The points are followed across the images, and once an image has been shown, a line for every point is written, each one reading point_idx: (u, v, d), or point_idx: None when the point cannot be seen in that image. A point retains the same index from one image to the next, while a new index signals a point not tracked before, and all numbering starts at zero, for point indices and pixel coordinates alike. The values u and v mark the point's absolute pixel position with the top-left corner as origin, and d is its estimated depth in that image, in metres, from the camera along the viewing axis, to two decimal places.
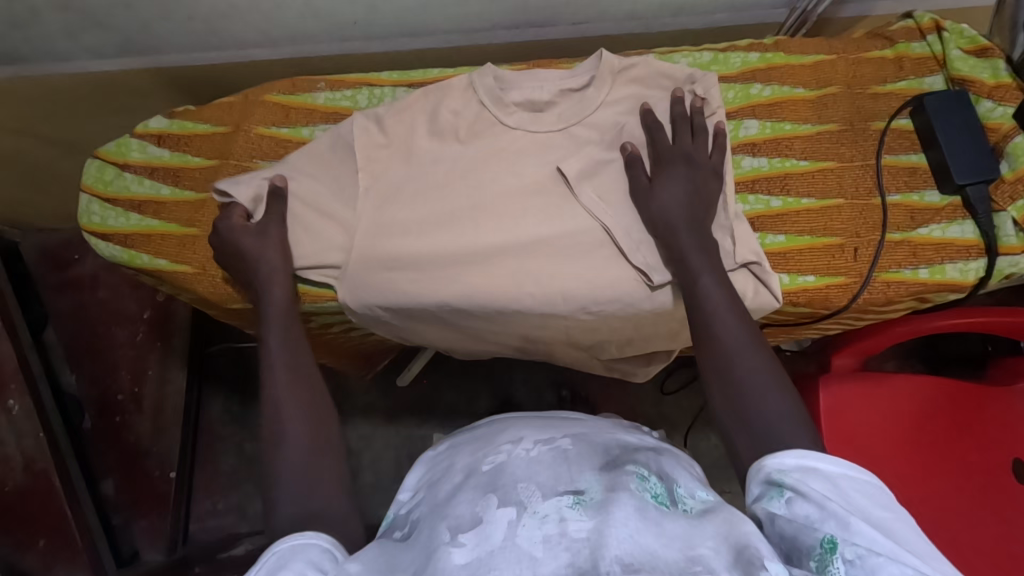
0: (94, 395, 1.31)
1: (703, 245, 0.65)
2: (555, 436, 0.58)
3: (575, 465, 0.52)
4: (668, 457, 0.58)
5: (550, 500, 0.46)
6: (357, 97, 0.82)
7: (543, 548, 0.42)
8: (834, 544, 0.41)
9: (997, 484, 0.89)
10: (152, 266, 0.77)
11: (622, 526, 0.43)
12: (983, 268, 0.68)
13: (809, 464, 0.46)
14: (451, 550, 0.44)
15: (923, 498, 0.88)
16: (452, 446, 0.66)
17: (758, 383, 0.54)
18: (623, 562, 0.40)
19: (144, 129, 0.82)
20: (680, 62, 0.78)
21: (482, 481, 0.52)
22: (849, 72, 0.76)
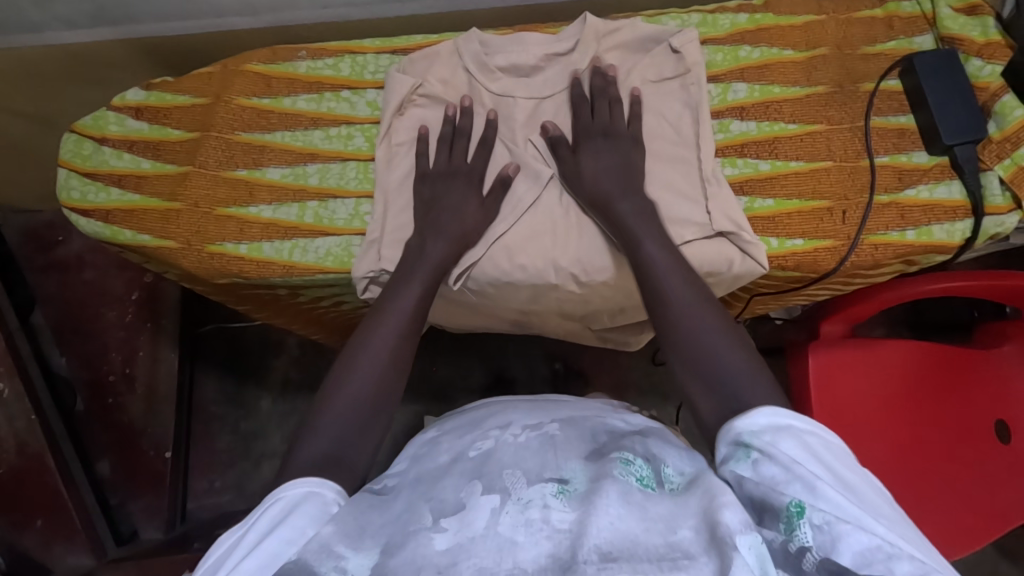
0: (85, 376, 1.30)
1: (642, 211, 0.66)
2: (544, 421, 0.59)
3: (559, 454, 0.52)
4: (655, 438, 0.56)
5: (534, 487, 0.47)
6: (339, 65, 0.79)
7: (524, 533, 0.43)
8: (801, 508, 0.41)
9: (976, 444, 0.91)
10: (135, 242, 0.75)
11: (604, 514, 0.43)
12: (970, 229, 0.68)
13: (779, 427, 0.46)
14: (433, 536, 0.44)
15: (903, 459, 0.91)
16: (439, 428, 0.66)
17: (711, 350, 0.55)
18: (602, 550, 0.41)
19: (122, 102, 0.80)
20: (668, 25, 0.76)
21: (467, 467, 0.52)
22: (840, 33, 0.75)
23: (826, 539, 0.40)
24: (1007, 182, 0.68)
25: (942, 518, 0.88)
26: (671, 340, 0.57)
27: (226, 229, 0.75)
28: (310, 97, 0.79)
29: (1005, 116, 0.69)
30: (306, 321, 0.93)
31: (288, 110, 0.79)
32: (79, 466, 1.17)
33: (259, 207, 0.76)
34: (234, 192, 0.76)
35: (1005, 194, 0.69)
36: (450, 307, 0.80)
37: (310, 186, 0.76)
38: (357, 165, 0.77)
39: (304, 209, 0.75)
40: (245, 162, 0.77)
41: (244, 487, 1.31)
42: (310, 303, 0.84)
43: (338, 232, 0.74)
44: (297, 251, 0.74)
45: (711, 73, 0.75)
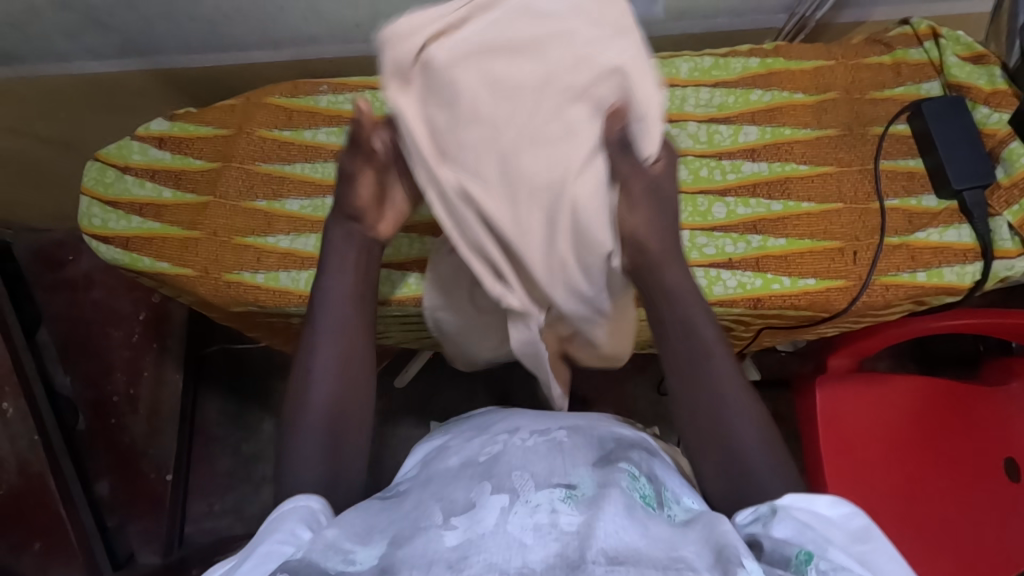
0: (89, 396, 1.31)
1: (689, 289, 0.63)
2: (551, 428, 0.60)
3: (568, 459, 0.54)
4: (660, 460, 0.60)
5: (543, 491, 0.48)
6: (360, 99, 0.81)
7: (533, 536, 0.44)
8: (808, 557, 0.43)
9: (985, 479, 0.91)
10: (154, 269, 0.77)
11: (610, 521, 0.45)
12: (979, 272, 0.69)
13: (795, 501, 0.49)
14: (444, 532, 0.46)
15: (914, 495, 0.91)
16: (448, 435, 0.66)
17: (737, 431, 0.56)
18: (609, 554, 0.42)
19: (145, 131, 0.82)
20: (681, 67, 0.78)
21: (477, 471, 0.54)
22: (849, 78, 0.77)
23: None
24: (1015, 228, 0.69)
25: (951, 558, 0.88)
26: (691, 410, 0.58)
27: (244, 257, 0.76)
28: (330, 130, 0.81)
29: (1013, 162, 0.70)
30: (310, 348, 0.94)
31: (309, 142, 0.80)
32: (80, 489, 1.16)
33: (277, 237, 0.77)
34: (252, 222, 0.78)
35: (1014, 239, 0.70)
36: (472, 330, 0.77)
37: (328, 218, 0.77)
38: None
39: (321, 240, 0.76)
40: (264, 192, 0.79)
41: (241, 510, 1.28)
42: None
43: None
44: (313, 281, 0.75)
45: (722, 115, 0.77)
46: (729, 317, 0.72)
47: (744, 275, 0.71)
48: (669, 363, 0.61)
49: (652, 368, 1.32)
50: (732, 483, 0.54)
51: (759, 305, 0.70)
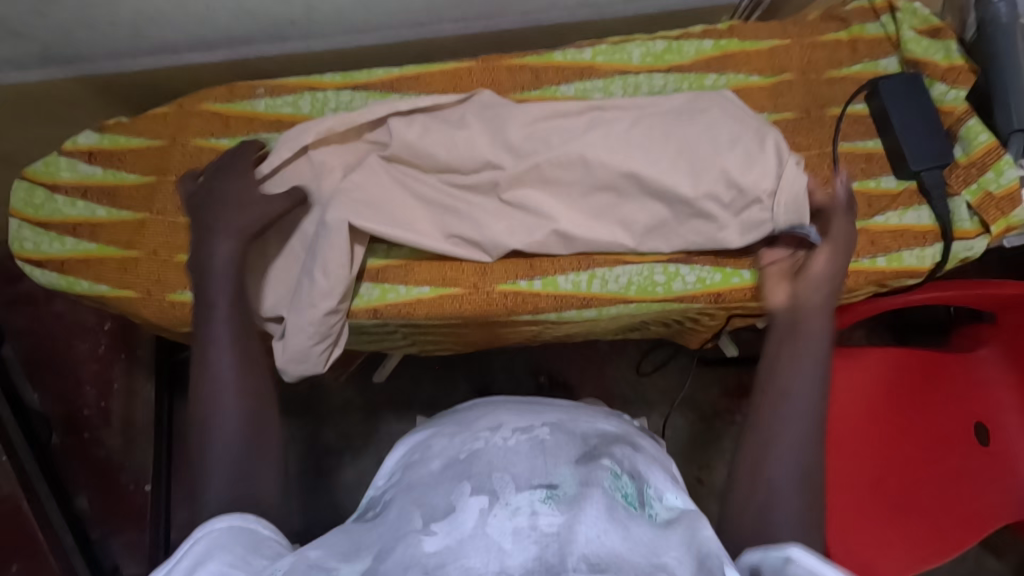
0: (59, 412, 1.27)
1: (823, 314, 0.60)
2: (534, 425, 0.58)
3: (549, 459, 0.52)
4: (642, 454, 0.58)
5: (523, 493, 0.47)
6: (299, 102, 0.77)
7: (512, 540, 0.43)
8: None
9: (958, 441, 0.93)
10: (93, 292, 0.73)
11: (591, 524, 0.44)
12: (939, 254, 0.68)
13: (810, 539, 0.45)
14: (423, 538, 0.44)
15: (896, 462, 0.91)
16: (429, 431, 0.64)
17: (781, 465, 0.51)
18: (590, 560, 0.41)
19: (74, 145, 0.78)
20: (633, 53, 0.75)
21: (457, 469, 0.52)
22: (804, 58, 0.74)
23: None
24: (974, 208, 0.68)
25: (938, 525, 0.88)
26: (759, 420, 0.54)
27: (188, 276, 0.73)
28: (270, 136, 0.77)
29: (971, 140, 0.69)
30: None
31: None
32: (56, 507, 1.14)
33: None
34: None
35: (973, 218, 0.68)
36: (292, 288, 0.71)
37: None
38: None
39: None
40: None
41: None
42: None
43: None
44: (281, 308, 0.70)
45: None
46: (691, 309, 0.73)
47: (702, 270, 0.71)
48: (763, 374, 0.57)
49: (631, 351, 1.32)
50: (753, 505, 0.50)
51: (720, 298, 0.71)
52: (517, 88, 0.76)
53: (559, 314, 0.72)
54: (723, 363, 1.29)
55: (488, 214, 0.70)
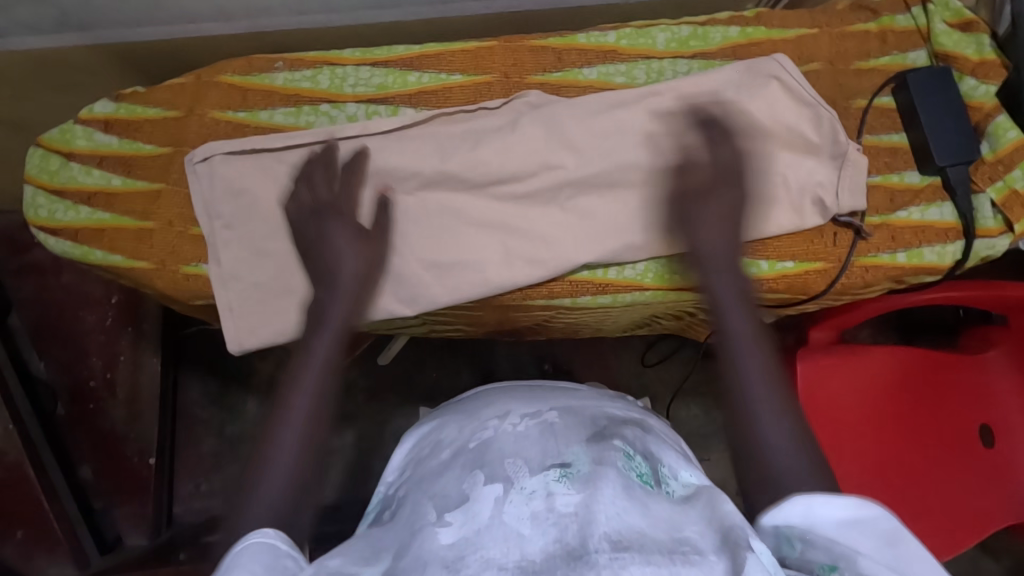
0: (66, 382, 1.27)
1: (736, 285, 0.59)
2: (542, 409, 0.59)
3: (560, 439, 0.52)
4: (654, 436, 0.58)
5: (537, 476, 0.47)
6: (318, 77, 0.76)
7: (530, 524, 0.42)
8: (834, 566, 0.39)
9: (963, 440, 0.93)
10: (106, 262, 0.73)
11: (609, 503, 0.43)
12: (960, 251, 0.68)
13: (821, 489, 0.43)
14: (438, 530, 0.44)
15: (895, 459, 0.91)
16: (437, 423, 0.66)
17: (769, 433, 0.48)
18: (611, 538, 0.40)
19: (89, 113, 0.77)
20: (658, 39, 0.74)
21: (469, 459, 0.52)
22: (832, 48, 0.73)
23: None
24: (998, 206, 0.68)
25: (940, 523, 0.89)
26: (734, 386, 0.51)
27: (202, 249, 0.73)
28: (287, 111, 0.76)
29: (998, 137, 0.68)
30: None
31: (265, 124, 0.76)
32: (60, 475, 1.14)
33: None
34: None
35: (995, 217, 0.68)
36: (283, 289, 0.72)
37: None
38: None
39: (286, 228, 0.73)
40: None
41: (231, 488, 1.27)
42: None
43: None
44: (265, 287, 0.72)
45: None
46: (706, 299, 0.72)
47: None
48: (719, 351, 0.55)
49: (638, 341, 1.31)
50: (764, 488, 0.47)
51: None
52: (539, 70, 0.75)
53: (573, 300, 0.72)
54: None
55: (520, 203, 0.71)
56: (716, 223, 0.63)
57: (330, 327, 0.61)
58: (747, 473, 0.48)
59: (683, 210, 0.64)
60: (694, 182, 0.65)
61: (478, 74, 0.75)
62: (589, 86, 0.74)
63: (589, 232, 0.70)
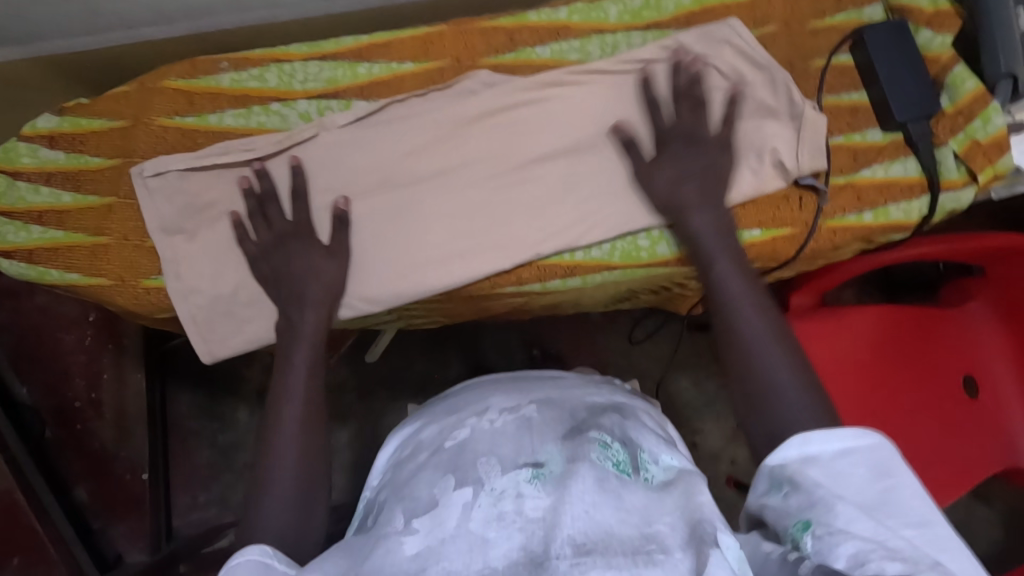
0: (49, 405, 1.25)
1: (725, 229, 0.65)
2: (521, 403, 0.59)
3: (536, 436, 0.53)
4: (635, 421, 0.58)
5: (508, 476, 0.47)
6: (265, 75, 0.74)
7: (496, 529, 0.43)
8: (807, 524, 0.42)
9: (947, 392, 0.93)
10: (64, 281, 0.71)
11: (578, 503, 0.43)
12: (926, 207, 0.68)
13: (808, 448, 0.46)
14: (403, 539, 0.44)
15: (889, 416, 0.91)
16: (420, 421, 0.65)
17: (767, 361, 0.55)
18: (575, 542, 0.41)
19: (31, 129, 0.74)
20: (610, 11, 0.72)
21: (443, 460, 0.53)
22: (787, 8, 0.72)
23: (820, 549, 0.40)
24: (961, 157, 0.67)
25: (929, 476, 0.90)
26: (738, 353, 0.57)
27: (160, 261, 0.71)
28: (237, 113, 0.74)
29: (956, 88, 0.67)
30: None
31: (215, 128, 0.74)
32: (52, 499, 1.13)
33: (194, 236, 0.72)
34: None
35: (959, 168, 0.68)
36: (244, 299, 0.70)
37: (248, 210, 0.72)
38: None
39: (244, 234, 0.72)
40: None
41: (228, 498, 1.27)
42: None
43: None
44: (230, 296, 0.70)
45: None
46: (676, 273, 0.72)
47: None
48: (716, 301, 0.62)
49: (622, 319, 1.31)
50: (756, 413, 0.54)
51: None
52: (491, 52, 0.73)
53: (543, 285, 0.71)
54: None
55: (481, 192, 0.69)
56: (674, 169, 0.65)
57: (307, 339, 0.64)
58: (740, 397, 0.56)
59: (641, 163, 0.67)
60: (709, 136, 0.66)
61: (429, 61, 0.73)
62: (543, 66, 0.72)
63: (553, 215, 0.69)
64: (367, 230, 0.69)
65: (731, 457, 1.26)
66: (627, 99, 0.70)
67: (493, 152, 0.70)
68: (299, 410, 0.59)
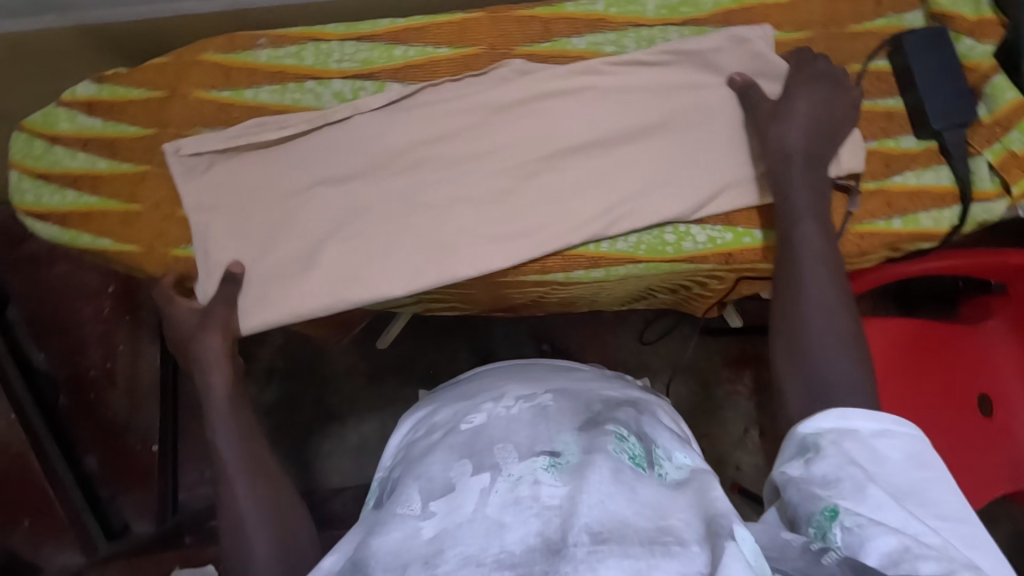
0: (65, 373, 1.26)
1: (817, 188, 0.62)
2: (537, 392, 0.58)
3: (552, 425, 0.52)
4: (649, 417, 0.57)
5: (524, 463, 0.46)
6: (302, 53, 0.75)
7: (511, 514, 0.41)
8: (835, 512, 0.41)
9: (962, 409, 0.92)
10: (95, 246, 0.73)
11: (594, 491, 0.42)
12: (957, 217, 0.67)
13: (847, 422, 0.47)
14: (421, 522, 0.43)
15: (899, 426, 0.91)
16: (431, 406, 0.65)
17: (825, 325, 0.54)
18: (592, 530, 0.39)
19: (71, 96, 0.76)
20: (648, 6, 0.73)
21: (458, 442, 0.52)
22: (827, 11, 0.71)
23: (852, 542, 0.39)
24: (996, 168, 0.67)
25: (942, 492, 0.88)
26: (796, 297, 0.56)
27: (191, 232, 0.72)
28: (272, 89, 0.75)
29: (995, 98, 0.67)
30: None
31: (250, 103, 0.74)
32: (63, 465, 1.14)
33: None
34: None
35: (994, 179, 0.67)
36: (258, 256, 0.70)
37: None
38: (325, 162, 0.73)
39: None
40: None
41: None
42: None
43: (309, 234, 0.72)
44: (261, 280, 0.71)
45: None
46: (700, 271, 0.73)
47: (713, 229, 0.70)
48: (783, 252, 0.60)
49: (634, 319, 1.31)
50: (799, 376, 0.53)
51: (731, 259, 0.70)
52: (527, 41, 0.73)
53: (565, 275, 0.71)
54: (728, 333, 1.29)
55: (510, 180, 0.70)
56: (791, 118, 0.64)
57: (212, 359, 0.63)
58: (786, 355, 0.54)
59: (764, 106, 0.66)
60: (834, 105, 0.65)
61: (465, 46, 0.74)
62: (578, 57, 0.73)
63: (581, 205, 0.69)
64: (394, 212, 0.70)
65: (737, 463, 1.25)
66: (661, 96, 0.70)
67: (523, 139, 0.70)
68: (233, 428, 0.59)
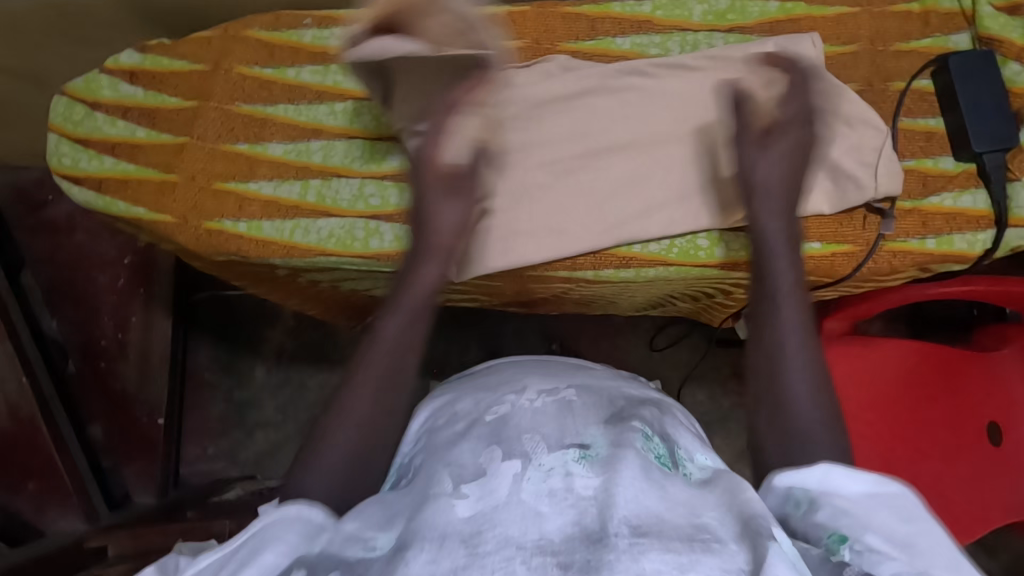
0: (77, 339, 1.26)
1: (789, 232, 0.63)
2: (560, 386, 0.59)
3: (578, 419, 0.52)
4: (671, 418, 0.57)
5: (556, 454, 0.46)
6: (346, 36, 0.75)
7: (548, 503, 0.41)
8: (843, 537, 0.42)
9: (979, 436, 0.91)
10: (129, 214, 0.73)
11: (628, 486, 0.42)
12: (991, 240, 0.67)
13: (830, 482, 0.44)
14: (455, 501, 0.43)
15: (902, 452, 0.90)
16: (449, 393, 0.65)
17: (797, 373, 0.54)
18: (631, 523, 0.39)
19: (114, 64, 0.76)
20: (694, 11, 0.73)
21: (485, 431, 0.52)
22: (873, 27, 0.72)
23: (864, 565, 0.41)
24: None
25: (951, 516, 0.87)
26: (769, 345, 0.56)
27: (225, 205, 0.73)
28: (315, 69, 0.75)
29: None
30: (291, 295, 0.92)
31: (291, 82, 0.75)
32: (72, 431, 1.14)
33: (259, 183, 0.73)
34: (233, 166, 0.74)
35: None
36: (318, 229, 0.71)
37: (313, 164, 0.73)
38: (362, 144, 0.74)
39: (307, 187, 0.73)
40: (246, 135, 0.74)
41: (236, 454, 1.28)
42: (307, 283, 0.84)
43: (342, 214, 0.72)
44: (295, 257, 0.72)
45: None
46: (728, 278, 0.72)
47: (747, 237, 0.70)
48: (757, 297, 0.60)
49: (646, 324, 1.31)
50: (773, 424, 0.53)
51: None
52: (571, 38, 0.74)
53: (595, 273, 0.72)
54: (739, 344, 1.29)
55: (546, 175, 0.70)
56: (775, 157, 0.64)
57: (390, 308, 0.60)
58: (758, 402, 0.55)
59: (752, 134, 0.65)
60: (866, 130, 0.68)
61: (509, 39, 0.74)
62: (621, 57, 0.73)
63: (619, 203, 0.70)
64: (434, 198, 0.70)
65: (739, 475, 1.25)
66: (703, 99, 0.70)
67: (562, 136, 0.71)
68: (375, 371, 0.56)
